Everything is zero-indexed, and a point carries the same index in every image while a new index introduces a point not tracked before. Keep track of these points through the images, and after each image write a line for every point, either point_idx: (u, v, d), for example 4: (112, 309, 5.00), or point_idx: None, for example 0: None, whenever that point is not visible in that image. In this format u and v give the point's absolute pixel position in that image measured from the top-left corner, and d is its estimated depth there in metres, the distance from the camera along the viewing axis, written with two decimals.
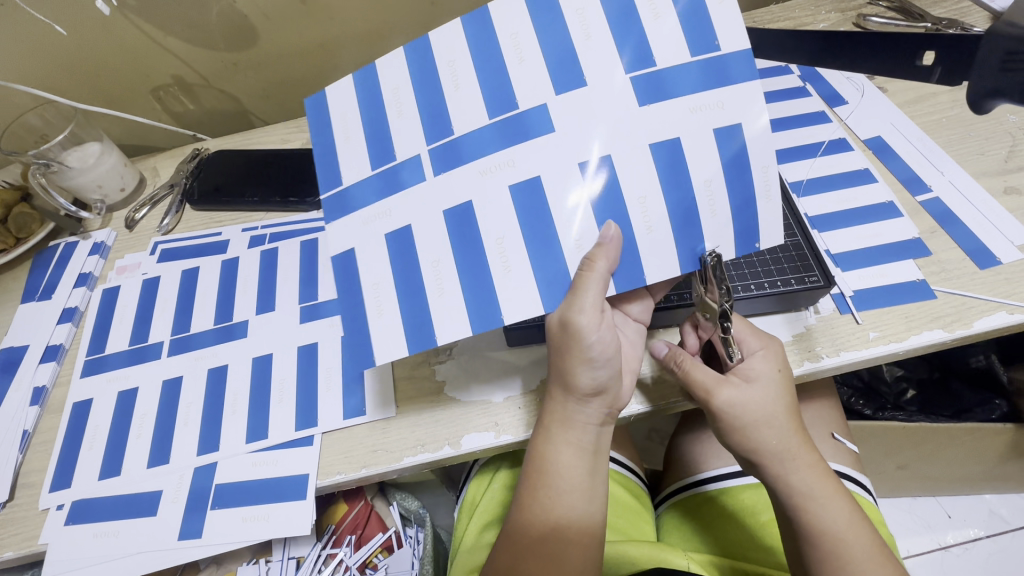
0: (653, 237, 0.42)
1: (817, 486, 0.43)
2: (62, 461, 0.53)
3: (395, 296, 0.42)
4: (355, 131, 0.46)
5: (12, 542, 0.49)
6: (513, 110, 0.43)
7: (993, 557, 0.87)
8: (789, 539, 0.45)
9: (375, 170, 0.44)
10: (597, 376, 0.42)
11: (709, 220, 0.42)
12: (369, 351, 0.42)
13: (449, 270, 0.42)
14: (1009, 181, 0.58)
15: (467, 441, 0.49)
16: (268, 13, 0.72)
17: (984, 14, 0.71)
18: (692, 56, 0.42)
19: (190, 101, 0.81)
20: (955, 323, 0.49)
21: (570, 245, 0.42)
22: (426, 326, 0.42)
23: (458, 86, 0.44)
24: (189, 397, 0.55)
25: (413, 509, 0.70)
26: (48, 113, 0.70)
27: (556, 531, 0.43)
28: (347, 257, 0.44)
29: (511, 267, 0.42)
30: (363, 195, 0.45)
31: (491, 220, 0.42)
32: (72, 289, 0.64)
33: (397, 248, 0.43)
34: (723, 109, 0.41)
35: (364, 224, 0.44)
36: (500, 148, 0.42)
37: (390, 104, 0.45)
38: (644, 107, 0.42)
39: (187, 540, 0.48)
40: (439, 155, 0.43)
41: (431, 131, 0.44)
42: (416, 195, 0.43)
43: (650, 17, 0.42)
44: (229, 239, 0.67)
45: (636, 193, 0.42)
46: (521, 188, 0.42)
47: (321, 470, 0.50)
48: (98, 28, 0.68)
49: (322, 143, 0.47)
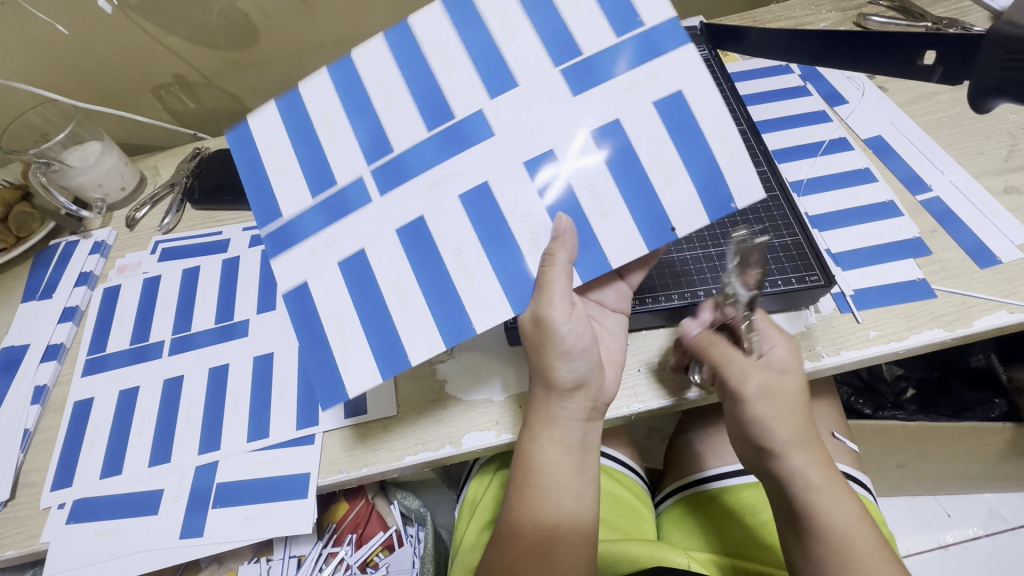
0: (609, 223, 0.42)
1: (826, 484, 0.43)
2: (63, 460, 0.53)
3: (359, 322, 0.42)
4: (286, 160, 0.45)
5: (13, 541, 0.49)
6: (449, 121, 0.43)
7: (992, 556, 0.87)
8: (795, 536, 0.44)
9: (315, 198, 0.44)
10: (573, 367, 0.43)
11: (669, 191, 0.42)
12: (343, 385, 0.41)
13: (412, 287, 0.42)
14: (1009, 181, 0.58)
15: (468, 439, 0.50)
16: (268, 12, 0.72)
17: (984, 14, 0.71)
18: (618, 37, 0.43)
19: (190, 100, 0.80)
20: (955, 322, 0.49)
21: (528, 244, 0.42)
22: (394, 338, 0.41)
23: (437, 79, 0.44)
24: (190, 396, 0.55)
25: (414, 508, 0.70)
26: (48, 112, 0.70)
27: (545, 530, 0.43)
28: (301, 291, 0.43)
29: (473, 277, 0.42)
30: (309, 221, 0.44)
31: (446, 230, 0.42)
32: (72, 288, 0.64)
33: (354, 273, 0.43)
34: (658, 80, 0.42)
35: (313, 253, 0.43)
36: (446, 158, 0.43)
37: (322, 128, 0.45)
38: (578, 95, 0.42)
39: (189, 539, 0.48)
40: (383, 177, 0.43)
41: (370, 150, 0.44)
42: (366, 215, 0.43)
43: (569, 8, 0.44)
44: (230, 238, 0.67)
45: (585, 180, 0.42)
46: (468, 197, 0.42)
47: (322, 469, 0.50)
48: (99, 27, 0.68)
49: (253, 179, 0.45)
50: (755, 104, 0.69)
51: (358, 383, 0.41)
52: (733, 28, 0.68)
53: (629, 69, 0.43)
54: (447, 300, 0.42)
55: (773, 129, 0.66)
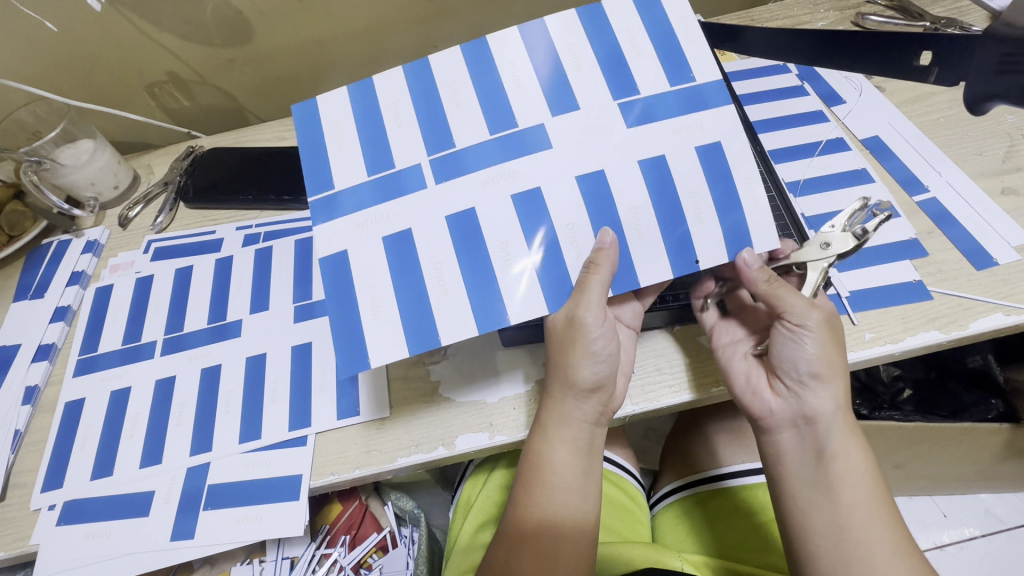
0: (644, 244, 0.43)
1: (854, 440, 0.42)
2: (54, 461, 0.53)
3: (394, 296, 0.42)
4: (348, 140, 0.45)
5: (4, 543, 0.49)
6: (512, 127, 0.43)
7: (988, 557, 0.87)
8: (823, 489, 0.42)
9: (371, 176, 0.44)
10: (597, 367, 0.43)
11: (697, 227, 0.43)
12: (366, 354, 0.41)
13: (453, 272, 0.42)
14: (1006, 182, 0.58)
15: (461, 441, 0.49)
16: (263, 10, 0.72)
17: (983, 13, 0.70)
18: (670, 85, 0.44)
19: (185, 97, 0.80)
20: (950, 324, 0.49)
21: (569, 250, 0.42)
22: (430, 322, 0.41)
23: (458, 105, 0.45)
24: (181, 396, 0.54)
25: (408, 509, 0.68)
26: (40, 109, 0.69)
27: (549, 527, 0.43)
28: (338, 261, 0.42)
29: (513, 268, 0.42)
30: (357, 198, 0.43)
31: (495, 224, 0.42)
32: (64, 288, 0.64)
33: (396, 252, 0.42)
34: (702, 129, 0.43)
35: (357, 227, 0.43)
36: (500, 161, 0.43)
37: (388, 117, 0.45)
38: (632, 129, 0.43)
39: (180, 541, 0.48)
40: (441, 167, 0.43)
41: (431, 142, 0.44)
42: (416, 201, 0.43)
43: (631, 54, 0.45)
44: (224, 237, 0.66)
45: (628, 204, 0.42)
46: (520, 198, 0.42)
47: (314, 471, 0.50)
48: (91, 24, 0.68)
49: (313, 153, 0.45)
50: (753, 102, 0.69)
51: (382, 355, 0.41)
52: (730, 27, 0.68)
53: (675, 115, 0.43)
54: (485, 281, 0.42)
55: (770, 129, 0.65)
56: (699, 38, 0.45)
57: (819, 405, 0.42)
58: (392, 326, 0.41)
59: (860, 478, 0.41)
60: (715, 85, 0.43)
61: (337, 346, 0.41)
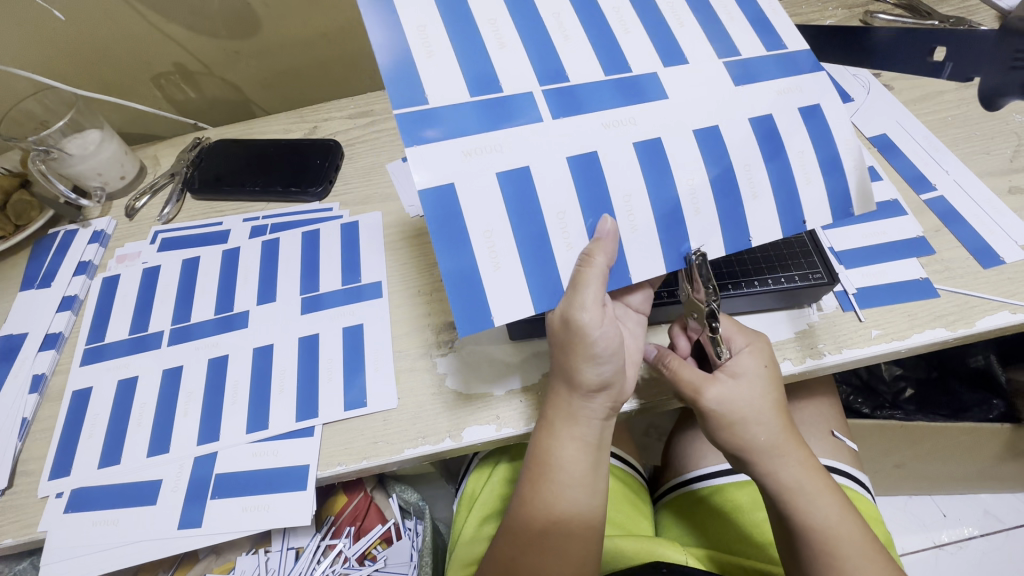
0: (759, 203, 0.43)
1: (806, 484, 0.44)
2: (62, 447, 0.53)
3: (513, 243, 0.39)
4: (439, 51, 0.41)
5: (12, 530, 0.49)
6: (626, 72, 0.43)
7: (986, 556, 0.88)
8: (783, 539, 0.45)
9: (473, 97, 0.40)
10: (602, 369, 0.42)
11: (805, 187, 0.44)
12: (487, 310, 0.38)
13: (576, 221, 0.40)
14: (1013, 181, 0.58)
15: (467, 433, 0.49)
16: (270, 3, 0.72)
17: (992, 13, 0.71)
18: (766, 49, 0.45)
19: (191, 89, 0.80)
20: (957, 322, 0.49)
21: (689, 207, 0.42)
22: (555, 276, 0.40)
23: (568, 37, 0.43)
24: (188, 386, 0.55)
25: (413, 501, 0.69)
26: (48, 99, 0.68)
27: (557, 526, 0.43)
28: (447, 193, 0.38)
29: (637, 227, 0.41)
30: (457, 119, 0.39)
31: (619, 175, 0.41)
32: (72, 277, 0.64)
33: (514, 188, 0.39)
34: (802, 91, 0.44)
35: (466, 156, 0.38)
36: (607, 105, 0.41)
37: (417, 44, 0.41)
38: (740, 86, 0.43)
39: (187, 529, 0.48)
40: (556, 99, 0.41)
41: (543, 73, 0.42)
42: (524, 138, 0.40)
43: (675, 25, 0.45)
44: (230, 229, 0.66)
45: (742, 162, 0.42)
46: (643, 146, 0.41)
47: (321, 461, 0.50)
48: (98, 12, 0.68)
49: (397, 60, 0.40)
50: None
51: (505, 313, 0.39)
52: None
53: (754, 73, 0.45)
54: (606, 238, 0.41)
55: None
56: (736, 15, 0.47)
57: (772, 467, 0.44)
58: (512, 274, 0.39)
59: (817, 525, 0.43)
60: (805, 52, 0.46)
61: (450, 294, 0.38)
